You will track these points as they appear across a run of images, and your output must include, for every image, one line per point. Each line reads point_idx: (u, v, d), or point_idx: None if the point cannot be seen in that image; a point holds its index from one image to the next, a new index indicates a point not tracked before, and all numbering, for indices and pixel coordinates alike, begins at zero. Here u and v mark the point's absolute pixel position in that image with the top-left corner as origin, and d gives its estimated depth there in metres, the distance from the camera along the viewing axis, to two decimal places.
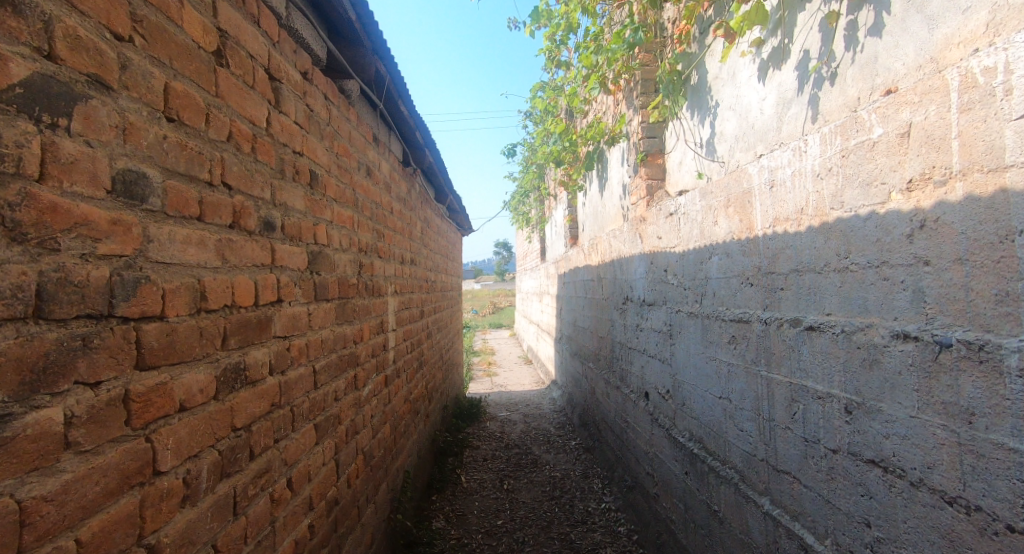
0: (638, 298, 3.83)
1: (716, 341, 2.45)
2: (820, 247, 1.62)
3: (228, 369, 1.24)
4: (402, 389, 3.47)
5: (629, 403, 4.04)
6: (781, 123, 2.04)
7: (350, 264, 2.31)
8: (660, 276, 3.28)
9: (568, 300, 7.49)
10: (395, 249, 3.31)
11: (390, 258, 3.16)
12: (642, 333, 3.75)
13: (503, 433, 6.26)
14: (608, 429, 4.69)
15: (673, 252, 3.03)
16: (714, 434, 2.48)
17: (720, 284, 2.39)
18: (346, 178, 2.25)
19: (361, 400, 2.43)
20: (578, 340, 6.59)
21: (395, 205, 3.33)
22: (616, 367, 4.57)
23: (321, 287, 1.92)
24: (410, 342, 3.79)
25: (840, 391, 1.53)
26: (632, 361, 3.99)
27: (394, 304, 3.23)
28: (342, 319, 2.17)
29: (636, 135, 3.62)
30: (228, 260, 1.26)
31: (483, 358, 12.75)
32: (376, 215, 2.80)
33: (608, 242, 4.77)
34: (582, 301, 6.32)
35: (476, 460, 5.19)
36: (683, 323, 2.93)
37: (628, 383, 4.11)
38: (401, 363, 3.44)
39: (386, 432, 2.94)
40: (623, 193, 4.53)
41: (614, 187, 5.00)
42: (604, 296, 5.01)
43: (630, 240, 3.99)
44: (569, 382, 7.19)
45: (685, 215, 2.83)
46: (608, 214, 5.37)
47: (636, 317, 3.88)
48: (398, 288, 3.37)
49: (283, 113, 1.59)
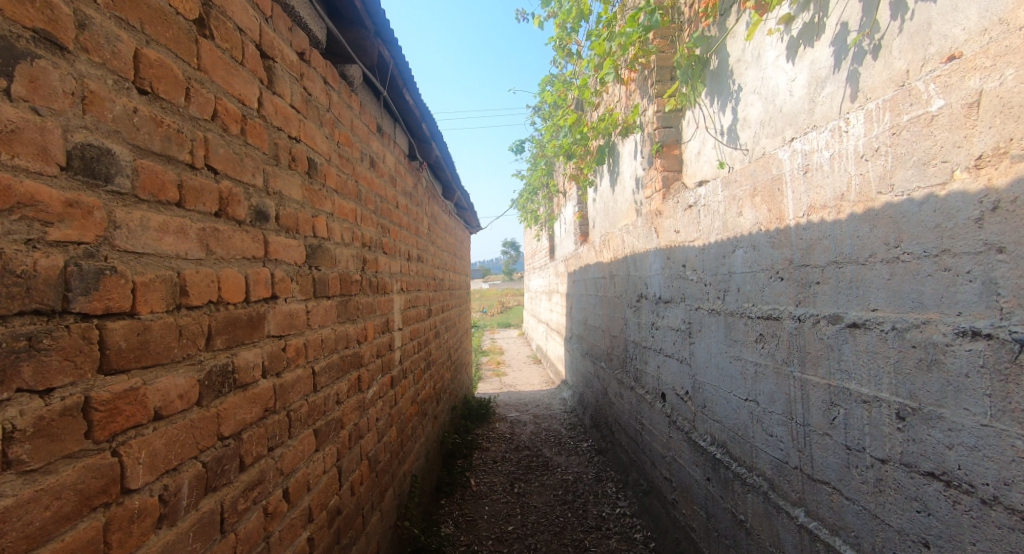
0: (653, 295, 3.69)
1: (741, 341, 2.31)
2: (865, 236, 1.48)
3: (213, 371, 1.12)
4: (410, 391, 3.36)
5: (645, 405, 3.90)
6: (814, 105, 1.90)
7: (354, 259, 2.19)
8: (678, 272, 3.14)
9: (578, 299, 7.35)
10: (401, 246, 3.19)
11: (396, 254, 3.04)
12: (658, 332, 3.60)
13: (513, 434, 6.14)
14: (622, 431, 4.55)
15: (692, 246, 2.89)
16: (739, 439, 2.34)
17: (746, 279, 2.25)
18: (347, 169, 2.14)
19: (366, 403, 2.31)
20: (589, 340, 6.45)
21: (401, 200, 3.21)
22: (629, 367, 4.43)
23: (321, 284, 1.81)
24: (417, 342, 3.68)
25: (890, 395, 1.38)
26: (648, 360, 3.85)
27: (401, 302, 3.12)
28: (345, 318, 2.06)
29: (651, 125, 3.48)
30: (213, 251, 1.14)
31: (492, 358, 12.62)
32: (381, 209, 2.68)
33: (621, 238, 4.63)
34: (593, 299, 6.18)
35: (485, 462, 5.07)
36: (703, 321, 2.79)
37: (642, 384, 3.97)
38: (408, 364, 3.33)
39: (392, 436, 2.82)
40: (637, 187, 4.39)
41: (627, 181, 4.86)
42: (617, 294, 4.87)
43: (645, 235, 3.85)
44: (580, 383, 7.06)
45: (705, 207, 2.69)
46: (620, 210, 5.25)
47: (652, 315, 3.75)
48: (405, 286, 3.26)
49: (277, 94, 1.47)
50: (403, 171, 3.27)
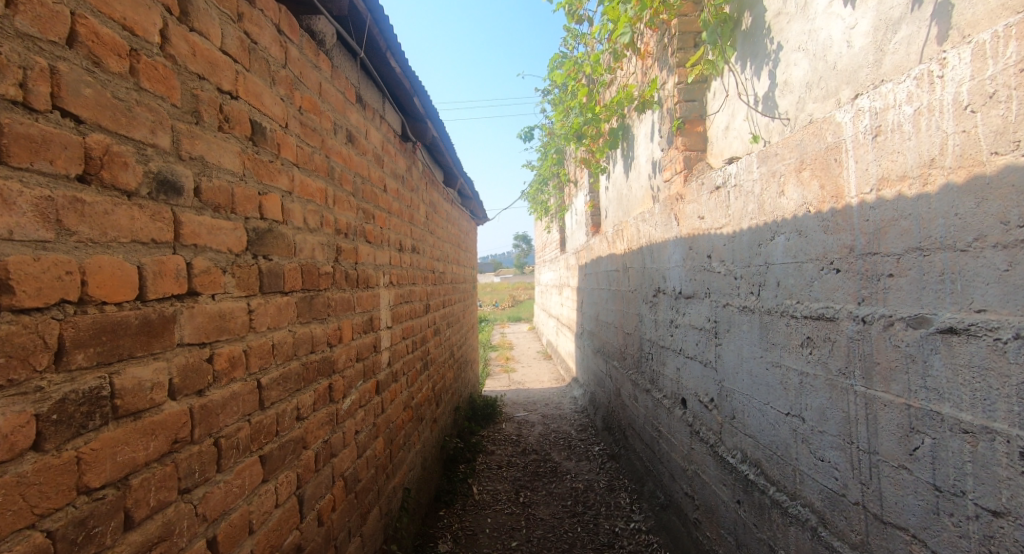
0: (673, 290, 3.34)
1: (782, 345, 1.95)
2: (970, 214, 1.13)
3: (68, 400, 0.81)
4: (401, 395, 3.05)
5: (662, 411, 3.56)
6: (881, 55, 1.53)
7: (322, 248, 1.87)
8: (702, 265, 2.79)
9: (589, 294, 6.98)
10: (389, 234, 2.86)
11: (382, 244, 2.72)
12: (678, 330, 3.26)
13: (520, 436, 5.84)
14: (637, 438, 4.21)
15: (720, 234, 2.53)
16: (778, 460, 1.99)
17: (789, 271, 1.89)
18: (312, 140, 1.81)
19: (340, 415, 2.00)
20: (601, 336, 6.11)
21: (389, 183, 2.88)
22: (645, 368, 4.09)
23: (272, 276, 1.48)
24: (411, 341, 3.36)
25: (1012, 427, 1.05)
26: (666, 362, 3.50)
27: (389, 295, 2.82)
28: (309, 317, 1.74)
29: (672, 99, 3.13)
30: (72, 230, 0.83)
31: (500, 353, 12.30)
32: (362, 192, 2.36)
33: (636, 227, 4.27)
34: (605, 293, 5.82)
35: (489, 468, 4.79)
36: (733, 320, 2.43)
37: (660, 387, 3.63)
38: (399, 366, 3.02)
39: (378, 449, 2.52)
40: (655, 170, 4.03)
41: (643, 166, 4.50)
42: (631, 288, 4.53)
43: (663, 224, 3.49)
44: (592, 381, 6.72)
45: (736, 188, 2.32)
46: (635, 197, 4.89)
47: (671, 311, 3.40)
48: (394, 280, 2.94)
49: (197, 31, 1.15)
50: (391, 150, 2.93)
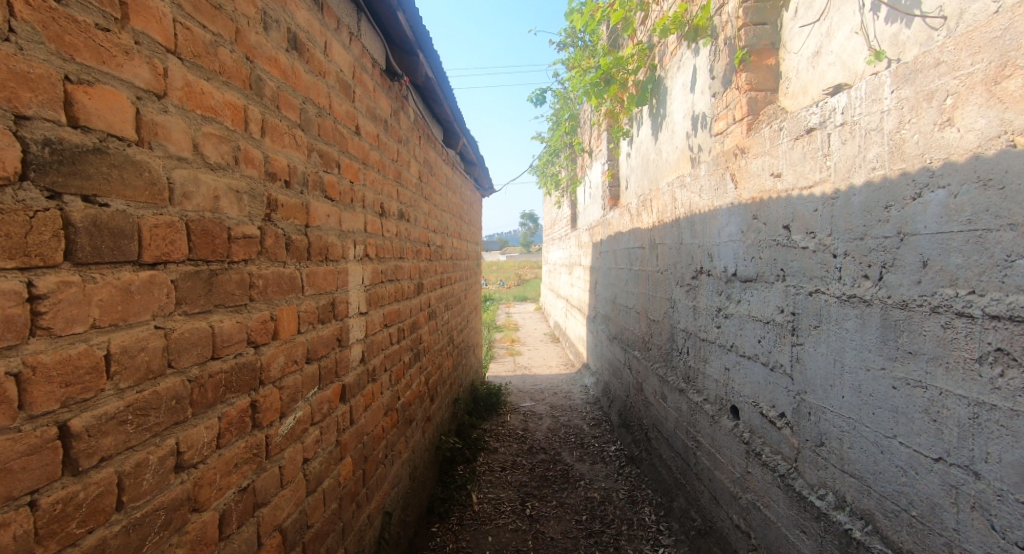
0: (722, 271, 2.72)
1: (929, 354, 1.32)
2: None
3: None
4: (379, 398, 2.46)
5: (700, 419, 2.97)
6: None
7: (234, 197, 1.23)
8: (773, 239, 2.15)
9: (605, 274, 6.36)
10: (362, 193, 2.23)
11: (352, 205, 2.09)
12: (729, 322, 2.64)
13: (526, 431, 5.31)
14: (665, 444, 3.65)
15: (808, 196, 1.88)
16: (908, 522, 1.40)
17: (957, 245, 1.26)
18: (218, 24, 1.16)
19: (272, 444, 1.39)
20: (618, 322, 5.50)
21: (363, 127, 2.24)
22: (678, 363, 3.49)
23: (112, 238, 0.86)
24: (395, 329, 2.77)
25: None
26: (709, 359, 2.90)
27: (361, 272, 2.21)
28: (203, 305, 1.10)
29: (733, 22, 2.46)
30: None
31: (505, 335, 11.76)
32: (315, 127, 1.72)
33: (669, 193, 3.63)
34: (625, 274, 5.20)
35: (492, 471, 4.27)
36: (823, 312, 1.80)
37: (699, 389, 3.03)
38: (377, 362, 2.43)
39: (342, 473, 1.94)
40: (700, 124, 3.38)
41: (681, 123, 3.85)
42: (660, 269, 3.91)
43: (711, 187, 2.84)
44: (606, 370, 6.15)
45: (845, 129, 1.65)
46: (666, 162, 4.23)
47: (719, 297, 2.78)
48: (370, 253, 2.32)
49: None
50: (367, 84, 2.28)
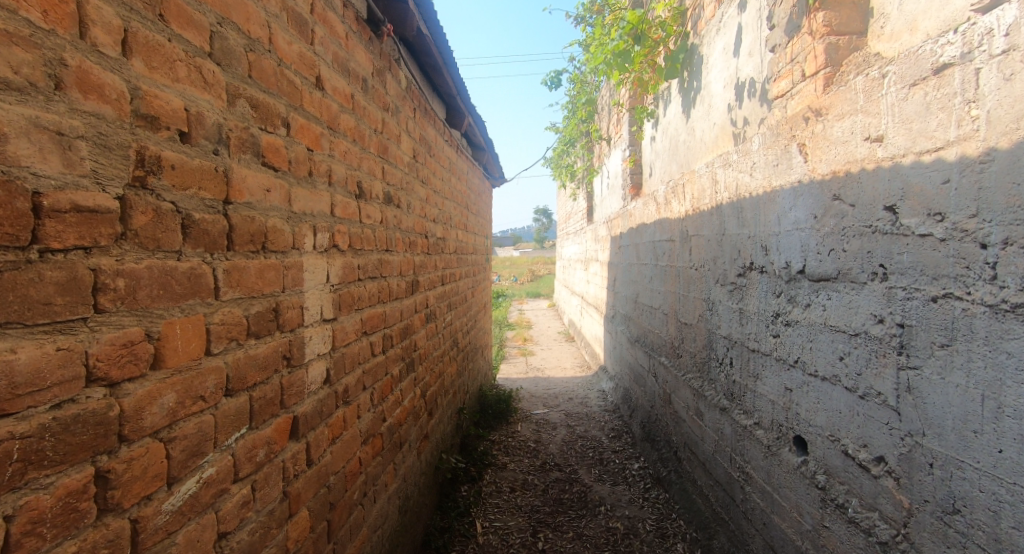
0: (783, 267, 2.20)
1: None
2: None
3: None
4: (354, 424, 1.99)
5: (750, 446, 2.47)
6: None
7: (49, 141, 0.76)
8: (866, 226, 1.63)
9: (626, 270, 5.83)
10: (325, 166, 1.75)
11: (308, 180, 1.61)
12: (794, 331, 2.13)
13: (539, 443, 4.85)
14: (702, 469, 3.17)
15: (929, 162, 1.36)
16: None
17: None
18: None
19: (146, 534, 0.92)
20: (641, 323, 4.98)
21: (329, 81, 1.76)
22: (719, 375, 2.99)
23: None
24: (378, 336, 2.30)
25: None
26: (764, 374, 2.40)
27: (325, 268, 1.73)
28: None
29: None
30: None
31: (517, 333, 11.27)
32: (243, 64, 1.24)
33: (707, 174, 3.11)
34: (649, 270, 4.70)
35: (500, 494, 3.82)
36: (957, 327, 1.28)
37: (750, 410, 2.53)
38: (350, 379, 1.96)
39: (292, 534, 1.47)
40: (750, 92, 2.86)
41: (720, 95, 3.33)
42: (696, 264, 3.39)
43: (767, 163, 2.32)
44: (625, 375, 5.65)
45: (1013, 57, 1.14)
46: (699, 142, 3.72)
47: (778, 299, 2.27)
48: (339, 243, 1.85)
49: None
50: (335, 27, 1.80)
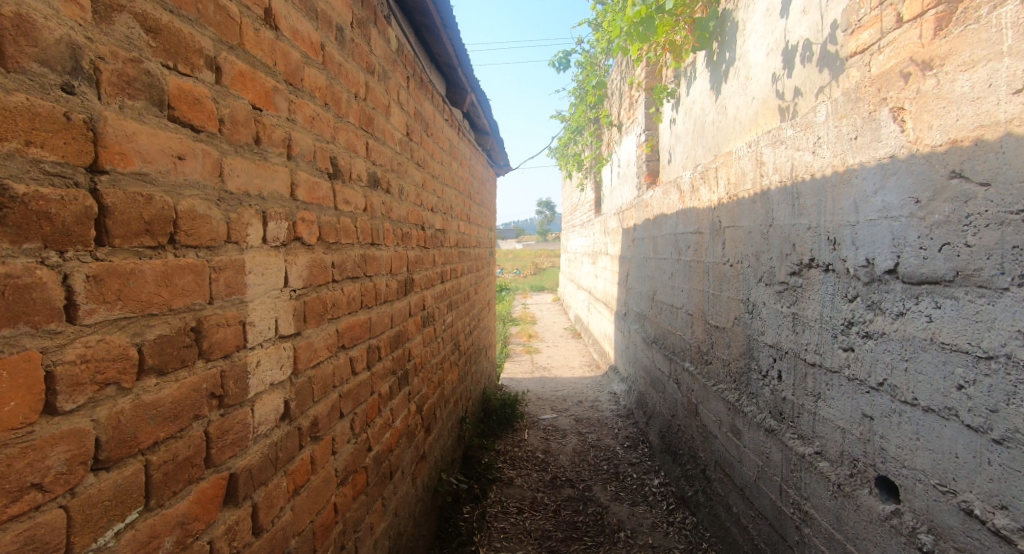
0: (860, 265, 1.79)
1: None
2: None
3: None
4: (325, 464, 1.58)
5: (809, 480, 2.07)
6: None
7: None
8: (1009, 211, 1.24)
9: (640, 265, 5.41)
10: (281, 133, 1.32)
11: (253, 149, 1.19)
12: (877, 345, 1.71)
13: (547, 454, 4.46)
14: (738, 496, 2.77)
15: None
16: None
17: None
18: None
19: None
20: (659, 323, 4.57)
21: (286, 20, 1.33)
22: (761, 390, 2.59)
23: None
24: (360, 350, 1.88)
25: None
26: (828, 395, 2.00)
27: (280, 268, 1.31)
28: None
29: None
30: None
31: (521, 329, 10.83)
32: None
33: (749, 154, 2.68)
34: (669, 266, 4.28)
35: (507, 516, 3.42)
36: None
37: (807, 436, 2.13)
38: (321, 408, 1.54)
39: None
40: (803, 59, 2.44)
41: (760, 64, 2.90)
42: (732, 260, 2.97)
43: (837, 136, 1.89)
44: (639, 378, 5.25)
45: None
46: (732, 120, 3.29)
47: (852, 304, 1.85)
48: (303, 236, 1.43)
49: None
50: None
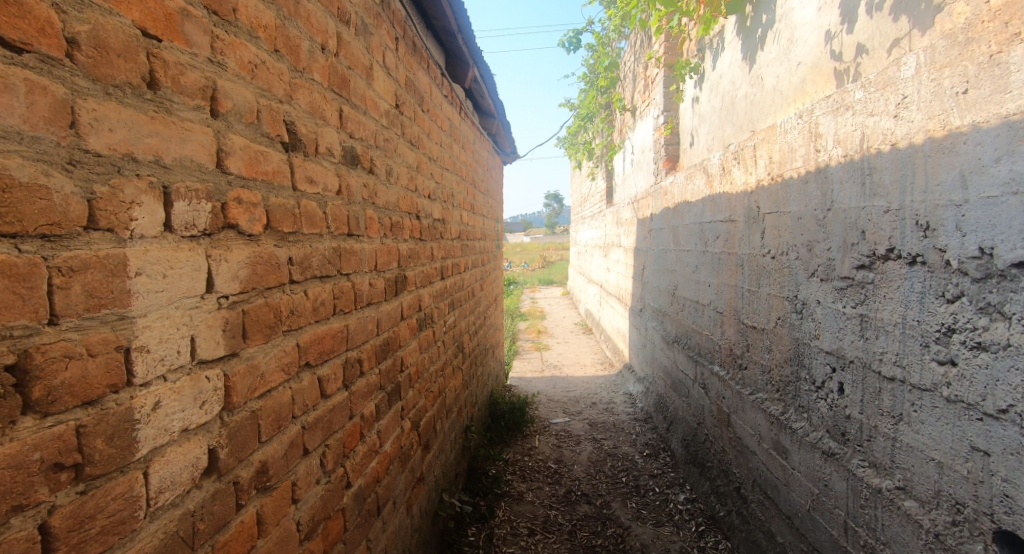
0: (967, 257, 1.40)
1: None
2: None
3: None
4: (281, 520, 1.21)
5: (889, 521, 1.69)
6: None
7: None
8: None
9: (658, 257, 5.01)
10: (199, 78, 0.95)
11: (147, 93, 0.82)
12: (996, 361, 1.33)
13: (560, 464, 4.10)
14: (785, 525, 2.39)
15: None
16: None
17: None
18: None
19: None
20: (682, 321, 4.17)
21: None
22: (815, 404, 2.20)
23: None
24: (334, 367, 1.51)
25: None
26: (914, 418, 1.61)
27: (200, 266, 0.94)
28: None
29: None
30: None
31: (531, 325, 10.42)
32: None
33: (800, 125, 2.27)
34: (693, 258, 3.88)
35: (517, 539, 3.06)
36: None
37: (882, 466, 1.75)
38: (272, 450, 1.18)
39: None
40: (868, 10, 2.03)
41: (808, 22, 2.48)
42: (773, 251, 2.57)
43: (932, 91, 1.49)
44: (658, 379, 4.86)
45: None
46: (772, 91, 2.88)
47: (952, 306, 1.46)
48: (239, 222, 1.05)
49: None
50: None
